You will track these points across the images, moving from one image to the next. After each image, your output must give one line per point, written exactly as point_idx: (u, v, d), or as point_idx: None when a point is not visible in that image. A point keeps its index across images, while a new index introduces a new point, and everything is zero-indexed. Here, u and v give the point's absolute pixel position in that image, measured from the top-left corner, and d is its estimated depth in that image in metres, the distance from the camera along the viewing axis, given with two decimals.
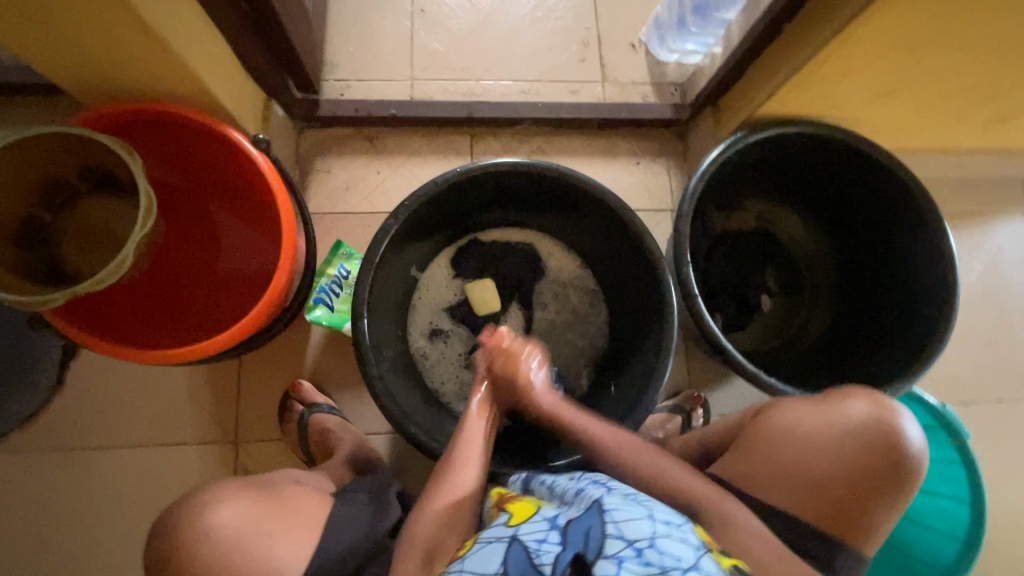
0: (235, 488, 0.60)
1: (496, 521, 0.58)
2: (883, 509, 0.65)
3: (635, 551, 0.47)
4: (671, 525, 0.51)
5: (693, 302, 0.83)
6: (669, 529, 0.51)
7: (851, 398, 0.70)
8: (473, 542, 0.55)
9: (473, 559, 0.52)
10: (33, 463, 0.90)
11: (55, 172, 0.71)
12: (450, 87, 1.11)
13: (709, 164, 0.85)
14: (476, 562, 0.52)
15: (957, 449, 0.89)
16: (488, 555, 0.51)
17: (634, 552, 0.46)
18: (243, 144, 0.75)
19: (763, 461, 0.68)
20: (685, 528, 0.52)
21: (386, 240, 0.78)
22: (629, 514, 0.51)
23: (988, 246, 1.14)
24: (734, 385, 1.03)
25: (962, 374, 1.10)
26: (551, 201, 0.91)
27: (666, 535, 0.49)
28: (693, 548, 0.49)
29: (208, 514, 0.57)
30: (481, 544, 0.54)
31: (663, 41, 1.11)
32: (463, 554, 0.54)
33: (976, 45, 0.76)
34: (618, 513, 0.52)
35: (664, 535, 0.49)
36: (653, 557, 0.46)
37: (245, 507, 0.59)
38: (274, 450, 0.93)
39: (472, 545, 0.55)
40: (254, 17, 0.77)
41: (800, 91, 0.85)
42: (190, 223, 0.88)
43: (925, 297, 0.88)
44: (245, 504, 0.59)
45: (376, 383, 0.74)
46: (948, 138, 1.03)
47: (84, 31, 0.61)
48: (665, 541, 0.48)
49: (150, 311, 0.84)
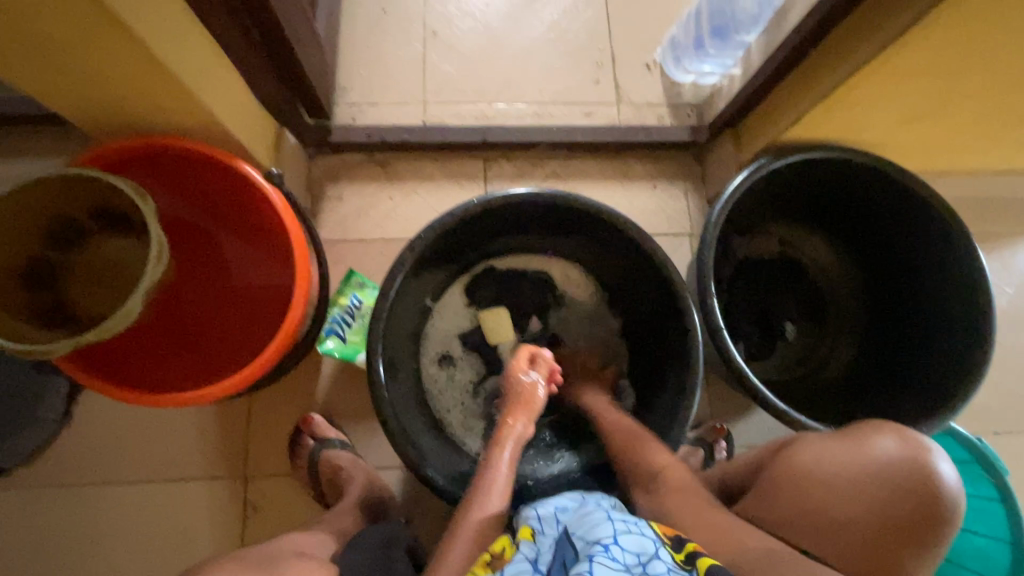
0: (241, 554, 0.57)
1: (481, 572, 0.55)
2: (933, 552, 0.60)
3: (602, 547, 0.50)
4: (627, 522, 0.55)
5: (719, 334, 0.80)
6: (627, 526, 0.54)
7: (879, 434, 0.64)
8: None
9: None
10: (40, 499, 0.88)
11: (68, 215, 0.70)
12: (463, 110, 1.10)
13: (732, 191, 0.82)
14: None
15: (995, 487, 0.85)
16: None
17: (601, 548, 0.50)
18: (254, 177, 0.73)
19: (785, 503, 0.66)
20: (641, 524, 0.56)
21: (402, 273, 0.75)
22: (590, 523, 0.55)
23: (1018, 270, 1.11)
24: (757, 416, 1.00)
25: (995, 403, 1.06)
26: (570, 228, 0.88)
27: (626, 532, 0.52)
28: (651, 541, 0.53)
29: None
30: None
31: (679, 62, 1.09)
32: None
33: (1013, 69, 0.73)
34: (580, 526, 0.55)
35: (624, 531, 0.52)
36: (618, 554, 0.50)
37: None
38: (284, 485, 0.91)
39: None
40: (266, 46, 0.76)
41: (826, 115, 0.83)
42: (201, 258, 0.87)
43: (959, 330, 0.85)
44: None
45: (391, 423, 0.71)
46: (977, 160, 1.00)
47: (94, 67, 0.60)
48: (627, 537, 0.52)
49: (159, 347, 0.82)
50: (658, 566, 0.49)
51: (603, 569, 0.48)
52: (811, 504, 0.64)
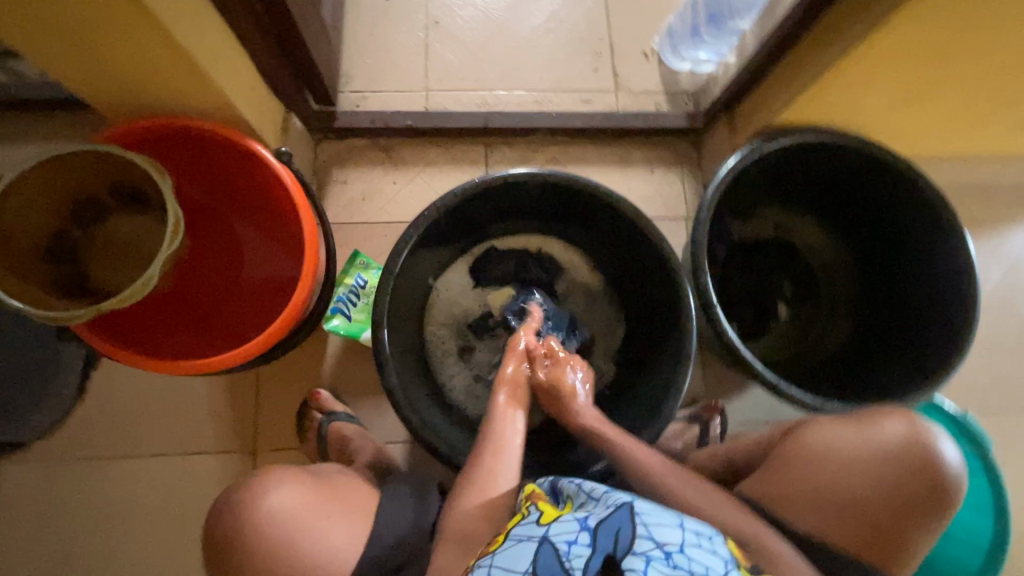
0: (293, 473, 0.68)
1: (527, 518, 0.58)
2: (931, 528, 0.62)
3: (664, 553, 0.49)
4: (700, 535, 0.53)
5: (712, 310, 0.83)
6: (699, 539, 0.52)
7: (885, 417, 0.67)
8: (505, 539, 0.56)
9: (503, 556, 0.53)
10: (56, 470, 0.91)
11: (87, 190, 0.73)
12: (465, 97, 1.12)
13: (726, 173, 0.85)
14: (506, 558, 0.53)
15: (978, 457, 0.88)
16: (518, 553, 0.52)
17: (663, 554, 0.48)
18: (265, 156, 0.76)
19: (798, 478, 0.66)
20: (716, 541, 0.54)
21: (405, 250, 0.78)
22: (659, 518, 0.53)
23: (1007, 253, 1.14)
24: (752, 394, 1.02)
25: (983, 382, 1.08)
26: (568, 208, 0.91)
27: (696, 544, 0.51)
28: (722, 561, 0.51)
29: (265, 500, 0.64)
30: (511, 541, 0.54)
31: (675, 50, 1.11)
32: (494, 549, 0.55)
33: (997, 53, 0.75)
34: (649, 516, 0.53)
35: (693, 544, 0.51)
36: (681, 561, 0.48)
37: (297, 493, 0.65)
38: (292, 459, 0.93)
39: (503, 540, 0.56)
40: (276, 31, 0.79)
41: (817, 99, 0.85)
42: (212, 237, 0.90)
43: (946, 310, 0.88)
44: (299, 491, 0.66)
45: (396, 392, 0.74)
46: (966, 144, 1.02)
47: (116, 49, 0.62)
48: (695, 550, 0.50)
49: (172, 323, 0.85)
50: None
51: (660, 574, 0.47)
52: (820, 482, 0.64)
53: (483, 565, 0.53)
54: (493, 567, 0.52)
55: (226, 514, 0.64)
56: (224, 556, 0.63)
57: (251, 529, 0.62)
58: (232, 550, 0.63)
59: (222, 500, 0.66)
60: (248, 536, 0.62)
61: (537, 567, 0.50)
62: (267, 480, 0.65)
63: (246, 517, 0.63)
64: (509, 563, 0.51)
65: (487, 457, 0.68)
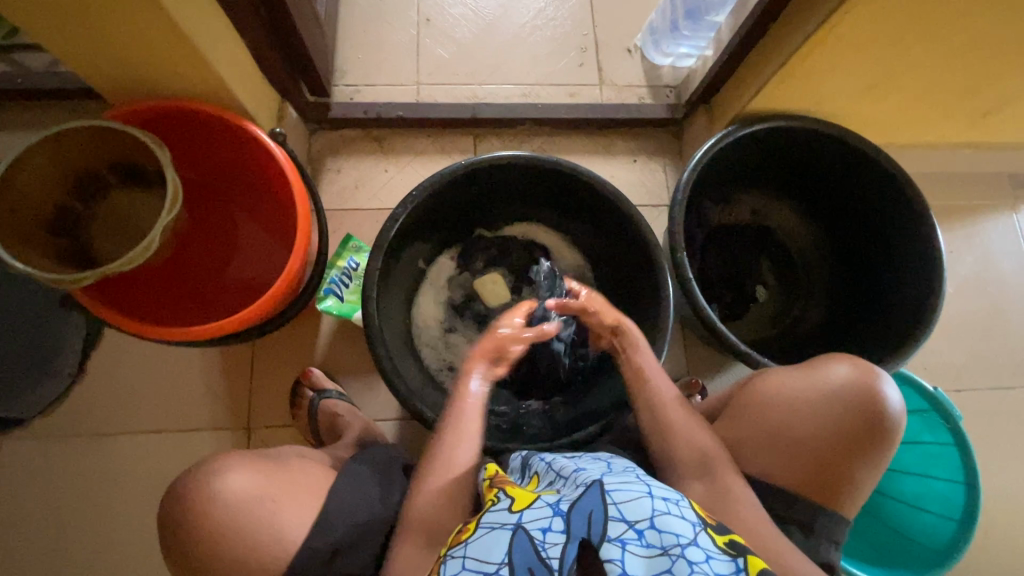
0: (240, 459, 0.67)
1: (497, 506, 0.56)
2: (877, 462, 0.65)
3: (636, 533, 0.47)
4: (669, 501, 0.51)
5: (689, 287, 0.86)
6: (667, 506, 0.50)
7: (833, 362, 0.70)
8: (474, 526, 0.54)
9: (475, 545, 0.51)
10: (54, 446, 0.94)
11: (88, 165, 0.77)
12: (454, 90, 1.17)
13: (702, 155, 0.89)
14: (477, 547, 0.51)
15: (950, 431, 0.91)
16: (490, 543, 0.51)
17: (636, 534, 0.47)
18: (261, 137, 0.80)
19: (753, 424, 0.70)
20: (683, 504, 0.52)
21: (395, 228, 0.82)
22: (629, 493, 0.51)
23: (978, 239, 1.18)
24: (732, 372, 1.06)
25: (956, 361, 1.12)
26: (552, 192, 0.95)
27: (668, 514, 0.49)
28: (691, 525, 0.49)
29: (216, 481, 0.63)
30: (483, 530, 0.53)
31: (657, 45, 1.16)
32: (465, 539, 0.53)
33: (956, 38, 0.79)
34: (618, 492, 0.52)
35: (663, 513, 0.49)
36: (654, 538, 0.47)
37: (252, 475, 0.65)
38: (285, 435, 0.96)
39: (474, 529, 0.54)
40: (272, 21, 0.83)
41: (789, 84, 0.89)
42: (211, 218, 0.93)
43: (915, 287, 0.92)
44: (251, 472, 0.65)
45: (384, 363, 0.77)
46: (935, 132, 1.07)
47: (116, 33, 0.66)
48: (664, 519, 0.48)
49: (168, 297, 0.89)
50: (696, 553, 0.46)
51: (637, 558, 0.45)
52: (770, 424, 0.68)
53: (456, 556, 0.52)
54: (465, 559, 0.50)
55: (179, 494, 0.64)
56: (176, 538, 0.63)
57: (204, 507, 0.62)
58: (184, 526, 0.63)
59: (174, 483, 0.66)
60: (202, 511, 0.62)
61: (512, 556, 0.48)
62: (223, 462, 0.65)
63: (197, 495, 0.63)
64: (482, 554, 0.50)
65: (449, 439, 0.70)
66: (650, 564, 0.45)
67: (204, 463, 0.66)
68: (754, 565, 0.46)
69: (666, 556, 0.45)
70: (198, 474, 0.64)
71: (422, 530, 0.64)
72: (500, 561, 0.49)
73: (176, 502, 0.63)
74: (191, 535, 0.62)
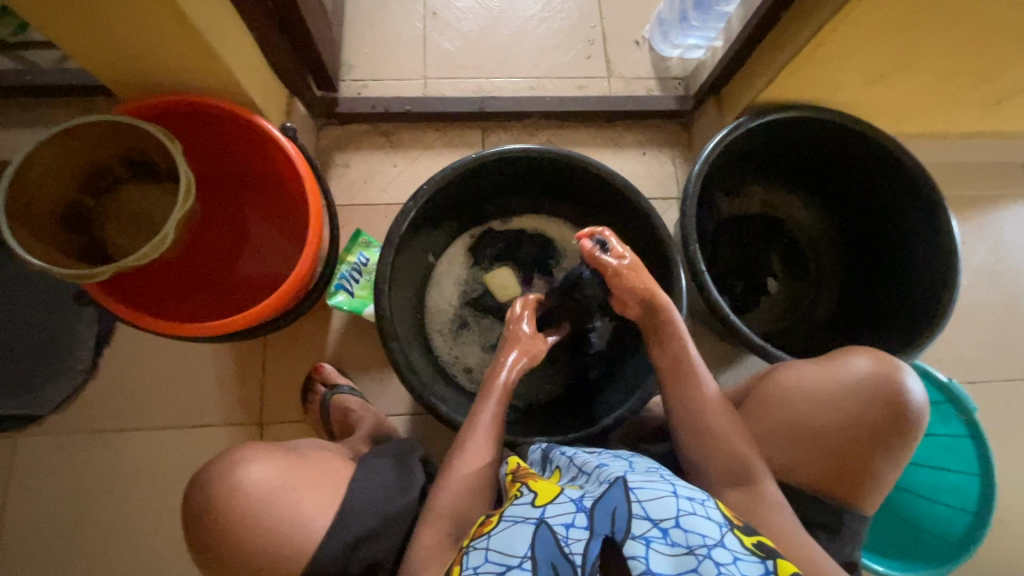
0: (261, 450, 0.67)
1: (520, 498, 0.56)
2: (899, 456, 0.65)
3: (661, 531, 0.48)
4: (694, 501, 0.51)
5: (702, 279, 0.85)
6: (693, 506, 0.51)
7: (852, 356, 0.69)
8: (498, 519, 0.54)
9: (499, 537, 0.51)
10: (68, 443, 0.94)
11: (99, 159, 0.77)
12: (462, 84, 1.16)
13: (713, 147, 0.88)
14: (500, 541, 0.51)
15: (964, 422, 0.91)
16: (514, 536, 0.50)
17: (660, 532, 0.47)
18: (272, 131, 0.80)
19: (773, 419, 0.69)
20: (708, 505, 0.52)
21: (406, 222, 0.81)
22: (653, 492, 0.51)
23: (990, 229, 1.17)
24: (744, 364, 1.05)
25: (969, 352, 1.11)
26: (562, 184, 0.95)
27: (692, 513, 0.49)
28: (717, 526, 0.50)
29: (238, 471, 0.64)
30: (506, 522, 0.53)
31: (666, 37, 1.16)
32: (488, 531, 0.53)
33: (969, 27, 0.79)
34: (643, 491, 0.52)
35: (688, 513, 0.49)
36: (678, 537, 0.47)
37: (272, 466, 0.65)
38: (298, 430, 0.96)
39: (497, 521, 0.54)
40: (281, 17, 0.82)
41: (801, 74, 0.89)
42: (221, 212, 0.93)
43: (929, 278, 0.91)
44: (270, 464, 0.65)
45: (399, 358, 0.77)
46: (946, 121, 1.06)
47: (128, 30, 0.66)
48: (690, 519, 0.49)
49: (181, 291, 0.89)
50: (722, 554, 0.47)
51: (660, 556, 0.46)
52: (790, 419, 0.68)
53: (478, 548, 0.52)
54: (487, 551, 0.50)
55: (197, 489, 0.64)
56: (197, 530, 0.63)
57: (226, 497, 0.62)
58: (205, 518, 0.63)
59: (195, 476, 0.66)
60: (223, 502, 0.62)
61: (535, 551, 0.48)
62: (242, 453, 0.66)
63: (220, 487, 0.63)
64: (505, 546, 0.50)
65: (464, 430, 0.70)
66: (676, 562, 0.45)
67: (223, 456, 0.66)
68: (783, 568, 0.47)
69: (692, 555, 0.46)
70: (220, 466, 0.65)
71: (439, 524, 0.64)
72: (523, 554, 0.48)
73: (196, 494, 0.64)
74: (213, 526, 0.62)
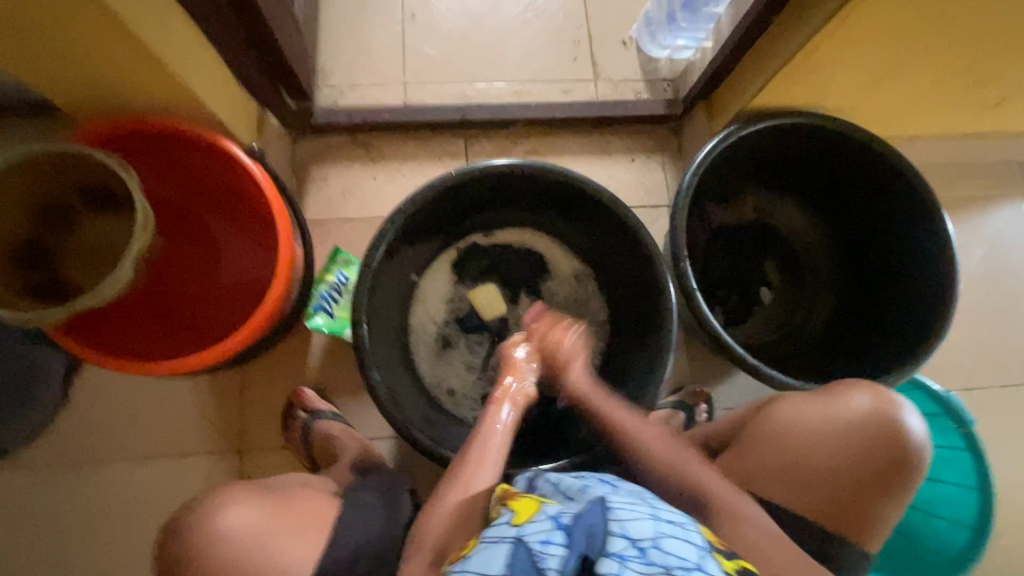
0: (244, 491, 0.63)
1: (498, 520, 0.54)
2: (895, 498, 0.63)
3: (638, 550, 0.46)
4: (674, 524, 0.50)
5: (693, 298, 0.81)
6: (673, 528, 0.49)
7: (851, 390, 0.67)
8: (474, 542, 0.52)
9: (474, 559, 0.49)
10: (40, 478, 0.91)
11: (52, 190, 0.73)
12: (442, 91, 1.11)
13: (704, 158, 0.84)
14: (477, 562, 0.48)
15: (963, 437, 0.89)
16: (490, 555, 0.48)
17: (639, 552, 0.46)
18: (238, 155, 0.76)
19: (767, 453, 0.66)
20: (689, 528, 0.51)
21: (384, 245, 0.77)
22: (632, 512, 0.50)
23: (987, 231, 1.14)
24: (736, 379, 1.03)
25: (967, 358, 1.09)
26: (548, 198, 0.91)
27: (671, 536, 0.48)
28: (697, 549, 0.48)
29: (205, 521, 0.60)
30: (483, 544, 0.50)
31: (654, 37, 1.11)
32: (464, 554, 0.51)
33: (969, 31, 0.75)
34: (622, 510, 0.50)
35: (668, 535, 0.48)
36: (657, 557, 0.45)
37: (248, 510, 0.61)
38: (279, 458, 0.93)
39: (473, 544, 0.52)
40: (247, 29, 0.78)
41: (794, 79, 0.85)
42: (191, 237, 0.89)
43: (925, 293, 0.88)
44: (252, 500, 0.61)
45: (377, 389, 0.74)
46: (944, 123, 1.02)
47: (77, 51, 0.62)
48: (670, 541, 0.47)
49: (149, 322, 0.86)
50: None
51: None
52: (785, 455, 0.65)
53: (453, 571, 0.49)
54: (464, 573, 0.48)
55: (178, 530, 0.61)
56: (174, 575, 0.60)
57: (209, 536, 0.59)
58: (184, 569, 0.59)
59: (179, 513, 0.63)
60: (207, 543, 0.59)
61: (511, 571, 0.46)
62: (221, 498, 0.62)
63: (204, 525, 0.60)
64: (480, 567, 0.47)
65: (471, 460, 0.65)
66: None
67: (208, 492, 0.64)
68: None
69: None
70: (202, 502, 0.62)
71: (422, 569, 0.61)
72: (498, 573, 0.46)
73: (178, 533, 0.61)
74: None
